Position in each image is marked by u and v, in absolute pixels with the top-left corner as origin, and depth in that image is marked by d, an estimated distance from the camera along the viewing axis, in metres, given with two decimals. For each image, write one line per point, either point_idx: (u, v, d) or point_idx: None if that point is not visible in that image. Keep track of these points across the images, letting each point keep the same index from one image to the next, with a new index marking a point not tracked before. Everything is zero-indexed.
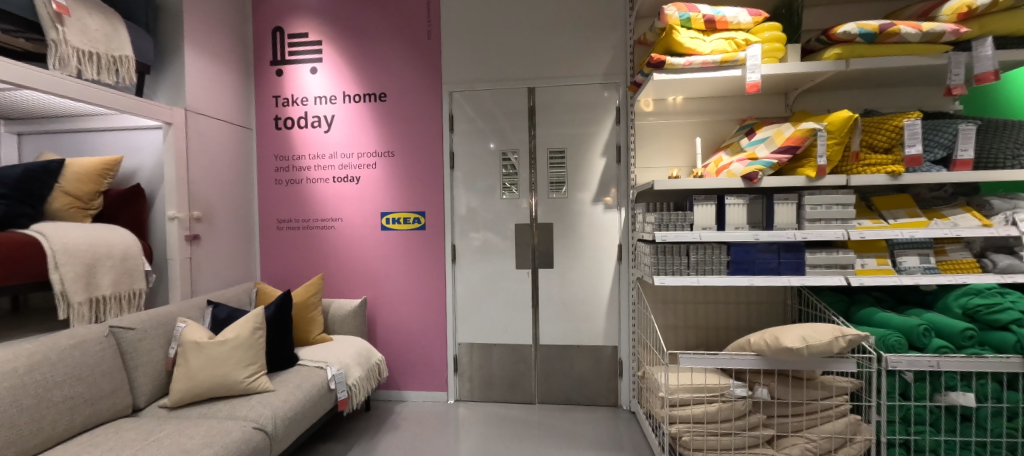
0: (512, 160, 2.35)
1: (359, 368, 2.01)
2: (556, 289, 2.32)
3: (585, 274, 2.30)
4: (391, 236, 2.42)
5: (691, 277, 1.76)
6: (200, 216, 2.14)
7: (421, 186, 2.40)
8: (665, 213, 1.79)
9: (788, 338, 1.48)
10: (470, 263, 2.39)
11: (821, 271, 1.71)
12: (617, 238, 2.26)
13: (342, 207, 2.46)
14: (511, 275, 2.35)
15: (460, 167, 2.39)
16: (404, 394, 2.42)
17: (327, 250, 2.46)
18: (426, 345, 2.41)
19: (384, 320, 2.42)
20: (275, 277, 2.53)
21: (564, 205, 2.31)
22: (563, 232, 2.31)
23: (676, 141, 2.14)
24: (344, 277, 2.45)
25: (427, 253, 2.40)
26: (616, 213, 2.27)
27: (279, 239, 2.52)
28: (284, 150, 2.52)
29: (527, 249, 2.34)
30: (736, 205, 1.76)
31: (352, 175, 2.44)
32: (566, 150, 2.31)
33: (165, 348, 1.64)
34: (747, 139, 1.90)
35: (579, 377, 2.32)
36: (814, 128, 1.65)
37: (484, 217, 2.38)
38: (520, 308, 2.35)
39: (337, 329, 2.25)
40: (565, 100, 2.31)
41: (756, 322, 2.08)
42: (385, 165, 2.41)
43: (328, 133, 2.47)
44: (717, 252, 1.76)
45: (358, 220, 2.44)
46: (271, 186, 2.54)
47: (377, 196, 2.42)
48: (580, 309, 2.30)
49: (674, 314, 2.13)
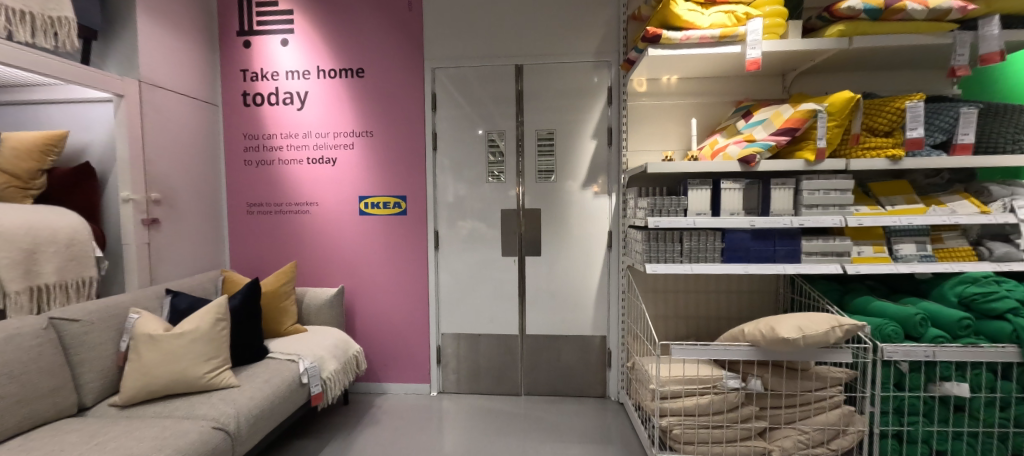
0: (498, 142, 2.23)
1: (335, 361, 1.89)
2: (544, 278, 2.23)
3: (573, 262, 2.21)
4: (370, 222, 2.28)
5: (685, 264, 1.68)
6: (159, 198, 1.97)
7: (403, 169, 2.26)
8: (658, 197, 1.70)
9: (784, 328, 1.41)
10: (454, 251, 2.28)
11: (817, 259, 1.66)
12: (607, 224, 2.17)
13: (316, 190, 2.30)
14: (497, 263, 2.25)
15: (443, 150, 2.26)
16: (385, 387, 2.32)
17: (302, 236, 2.31)
18: (408, 336, 2.31)
19: (363, 309, 2.31)
20: (245, 265, 2.37)
21: (554, 190, 2.21)
22: (552, 218, 2.21)
23: (669, 123, 2.04)
24: (321, 264, 2.31)
25: (408, 239, 2.28)
26: (606, 199, 2.17)
27: (250, 225, 2.36)
28: (253, 129, 2.34)
29: (513, 236, 2.24)
30: (732, 190, 1.68)
31: (328, 157, 2.29)
32: (555, 132, 2.19)
33: (117, 342, 1.50)
34: (743, 121, 1.81)
35: (566, 369, 2.25)
36: (815, 109, 1.57)
37: (469, 202, 2.26)
38: (507, 297, 2.26)
39: (313, 319, 2.13)
40: (555, 79, 2.18)
41: (746, 311, 2.03)
42: (364, 146, 2.26)
43: (301, 111, 2.30)
44: (711, 239, 1.69)
45: (335, 204, 2.30)
46: (240, 167, 2.36)
47: (355, 180, 2.28)
48: (568, 299, 2.22)
49: (665, 304, 2.06)
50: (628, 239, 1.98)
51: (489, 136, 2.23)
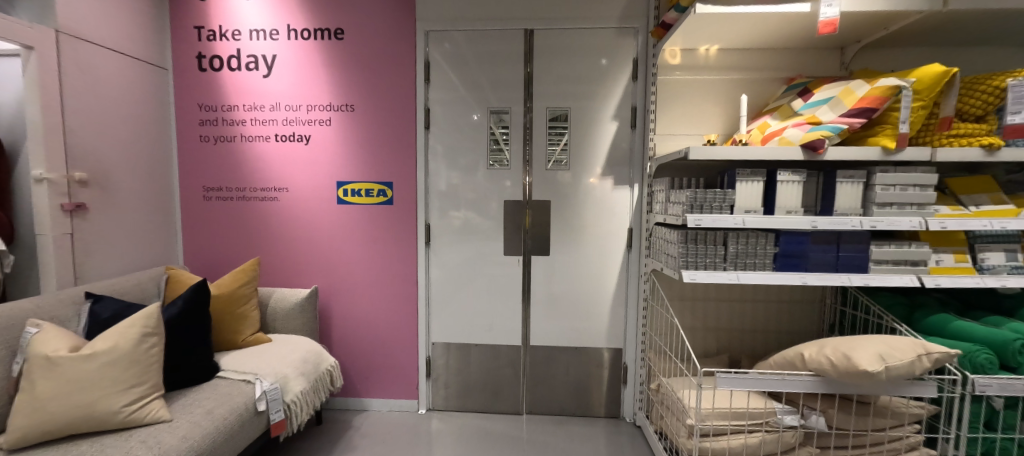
0: (502, 122, 1.89)
1: (304, 380, 1.57)
2: (552, 281, 1.93)
3: (587, 264, 1.91)
4: (349, 213, 1.94)
5: (729, 273, 1.38)
6: (85, 179, 1.60)
7: (390, 151, 1.92)
8: (700, 190, 1.39)
9: (862, 357, 1.13)
10: (449, 249, 1.96)
11: (888, 268, 1.37)
12: (628, 221, 1.87)
13: (286, 173, 1.94)
14: (498, 263, 1.94)
15: (438, 129, 1.92)
16: (365, 403, 2.01)
17: (269, 228, 1.96)
18: (393, 345, 1.99)
19: (340, 314, 1.98)
20: (201, 259, 2.01)
21: (566, 179, 1.89)
22: (563, 213, 1.90)
23: (705, 103, 1.73)
24: (290, 261, 1.96)
25: (395, 233, 1.94)
26: (627, 192, 1.86)
27: (206, 212, 1.99)
28: (209, 99, 1.95)
29: (518, 232, 1.92)
30: (790, 183, 1.37)
31: (300, 134, 1.92)
32: (569, 111, 1.86)
33: (9, 363, 1.16)
34: (801, 101, 1.50)
35: (575, 385, 1.96)
36: (899, 85, 1.27)
37: (466, 191, 1.93)
38: (508, 303, 1.95)
39: (279, 327, 1.79)
40: (571, 48, 1.85)
41: (786, 324, 1.76)
42: (343, 123, 1.91)
43: (268, 78, 1.92)
44: (762, 243, 1.39)
45: (309, 191, 1.94)
46: (193, 144, 1.98)
47: (332, 162, 1.93)
48: (580, 306, 1.93)
49: (693, 314, 1.77)
50: (655, 240, 1.68)
51: (492, 114, 1.89)
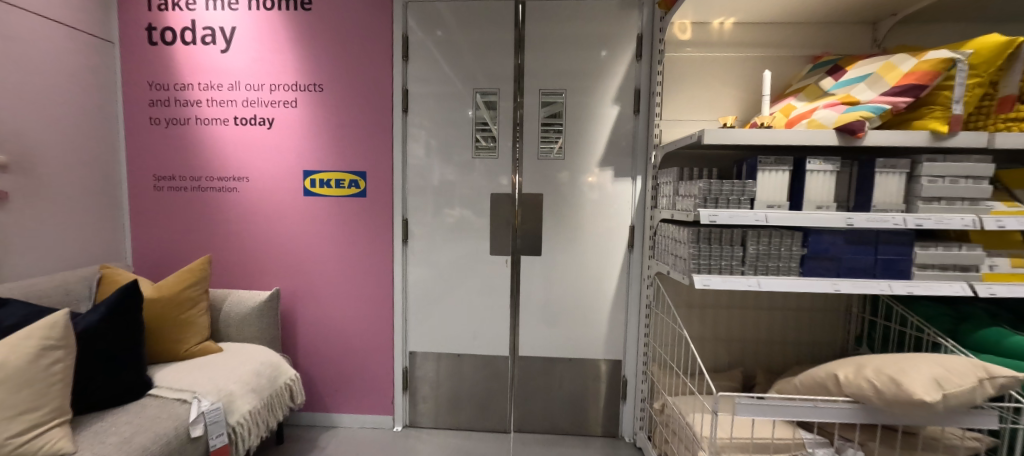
0: (491, 105, 1.68)
1: (255, 398, 1.36)
2: (544, 285, 1.72)
3: (583, 265, 1.71)
4: (318, 206, 1.73)
5: (749, 278, 1.18)
6: (4, 163, 1.38)
7: (363, 137, 1.70)
8: (715, 180, 1.18)
9: (915, 381, 0.93)
10: (429, 247, 1.75)
11: (934, 275, 1.17)
12: (629, 217, 1.67)
13: (246, 161, 1.72)
14: (483, 263, 1.73)
15: (418, 113, 1.71)
16: (335, 418, 1.80)
17: (227, 222, 1.75)
18: (366, 355, 1.78)
19: (307, 319, 1.77)
20: (151, 256, 1.79)
21: (561, 170, 1.68)
22: (557, 208, 1.70)
23: (719, 84, 1.53)
24: (251, 260, 1.75)
25: (368, 230, 1.73)
26: (629, 185, 1.66)
27: (156, 204, 1.77)
28: (160, 76, 1.73)
29: (506, 229, 1.71)
30: (821, 173, 1.17)
31: (262, 117, 1.70)
32: (565, 93, 1.65)
33: None
34: (831, 80, 1.30)
35: (568, 400, 1.76)
36: (953, 57, 1.08)
37: (449, 182, 1.72)
38: (495, 308, 1.74)
39: (233, 334, 1.58)
40: (568, 21, 1.63)
41: (807, 335, 1.56)
42: (311, 105, 1.69)
43: (226, 54, 1.70)
44: (788, 243, 1.18)
45: (271, 181, 1.73)
46: (142, 127, 1.75)
47: (297, 149, 1.71)
48: (574, 312, 1.73)
49: (702, 323, 1.57)
50: (660, 239, 1.47)
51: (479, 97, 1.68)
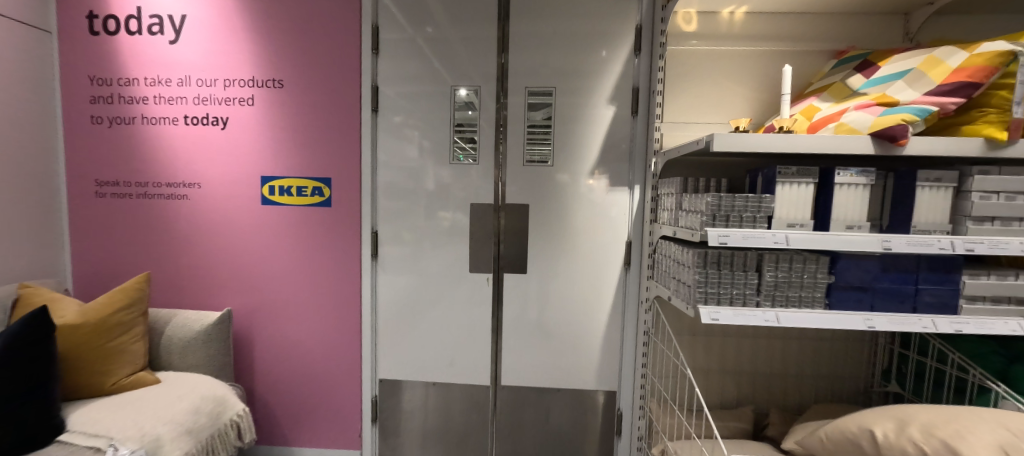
0: (471, 104, 1.49)
1: (189, 440, 1.17)
2: (529, 306, 1.54)
3: (574, 284, 1.52)
4: (277, 216, 1.54)
5: (765, 312, 0.98)
6: None
7: (328, 138, 1.51)
8: (726, 195, 0.99)
9: (973, 449, 0.75)
10: (402, 262, 1.56)
11: (987, 308, 0.98)
12: (626, 231, 1.48)
13: (198, 165, 1.54)
14: (462, 281, 1.54)
15: (389, 112, 1.52)
16: (296, 452, 1.61)
17: (176, 232, 1.56)
18: (331, 382, 1.60)
19: (265, 342, 1.58)
20: (93, 270, 1.61)
21: (550, 178, 1.50)
22: (546, 220, 1.51)
23: (728, 82, 1.34)
24: (203, 275, 1.56)
25: (333, 243, 1.54)
26: (625, 195, 1.47)
27: (98, 212, 1.59)
28: (103, 70, 1.55)
29: (487, 244, 1.52)
30: (852, 187, 0.98)
31: (215, 116, 1.52)
32: (555, 91, 1.47)
33: None
34: (861, 77, 1.12)
35: (557, 435, 1.57)
36: (1016, 48, 0.89)
37: (424, 190, 1.53)
38: (475, 332, 1.56)
39: (176, 362, 1.40)
40: (558, 10, 1.45)
41: (826, 368, 1.37)
42: (270, 102, 1.51)
43: (175, 45, 1.51)
44: (811, 270, 0.99)
45: (225, 187, 1.54)
46: (83, 125, 1.57)
47: (254, 152, 1.52)
48: (563, 336, 1.54)
49: (707, 353, 1.38)
50: (661, 258, 1.28)
51: (457, 95, 1.49)
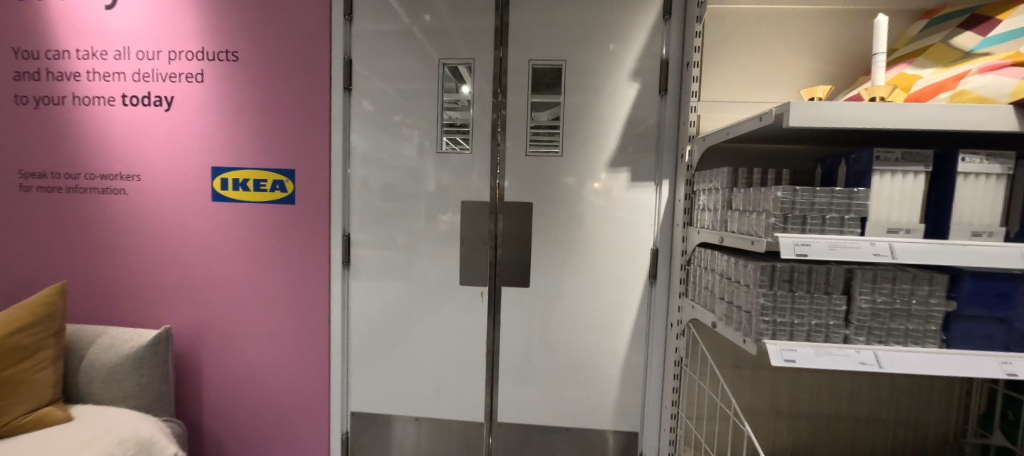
0: (463, 81, 1.23)
1: None
2: (533, 327, 1.27)
3: (586, 301, 1.25)
4: (227, 215, 1.28)
5: (860, 351, 0.71)
6: None
7: (291, 123, 1.25)
8: (803, 188, 0.72)
9: None
10: (378, 272, 1.29)
11: None
12: (651, 237, 1.21)
13: (136, 154, 1.28)
14: (451, 295, 1.28)
15: (364, 90, 1.26)
16: None
17: (109, 233, 1.30)
18: (293, 415, 1.33)
19: (214, 367, 1.31)
20: (16, 278, 1.36)
21: (558, 171, 1.23)
22: (553, 222, 1.24)
23: (783, 52, 1.07)
24: (140, 286, 1.30)
25: (295, 247, 1.28)
26: (649, 192, 1.20)
27: (22, 208, 1.34)
28: (29, 40, 1.31)
29: (481, 250, 1.26)
30: (980, 178, 0.71)
31: (158, 95, 1.27)
32: (566, 65, 1.20)
33: None
34: (975, 35, 0.84)
35: None
36: None
37: (406, 185, 1.26)
38: (466, 357, 1.29)
39: (97, 393, 1.14)
40: None
41: (905, 412, 1.09)
42: (222, 78, 1.25)
43: (113, 11, 1.27)
44: (920, 294, 0.72)
45: (168, 180, 1.28)
46: (5, 106, 1.33)
47: (202, 137, 1.27)
48: (573, 364, 1.27)
49: (754, 391, 1.10)
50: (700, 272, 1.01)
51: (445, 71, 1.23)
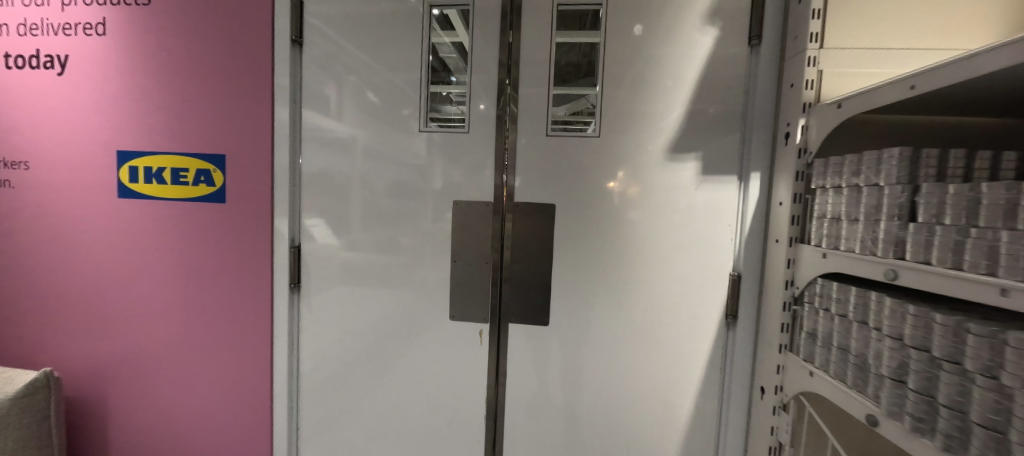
0: (460, 32, 0.87)
1: None
2: (554, 380, 0.90)
3: (633, 344, 0.87)
4: (140, 216, 0.94)
5: None
6: None
7: (222, 89, 0.90)
8: None
9: None
10: (345, 296, 0.94)
11: None
12: (731, 256, 0.83)
13: (22, 132, 0.95)
14: (440, 333, 0.91)
15: (324, 45, 0.91)
16: None
17: None
18: None
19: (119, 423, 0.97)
20: None
21: (596, 158, 0.85)
22: (586, 231, 0.87)
23: None
24: (28, 310, 0.97)
25: (226, 263, 0.92)
26: (731, 189, 0.82)
27: None
28: None
29: (485, 270, 0.89)
30: None
31: (50, 53, 0.94)
32: (604, 32, 0.84)
33: None
34: None
35: None
36: None
37: (381, 176, 0.91)
38: (461, 419, 0.92)
39: None
40: None
41: None
42: (131, 29, 0.91)
43: None
44: None
45: (58, 168, 0.94)
46: None
47: (106, 109, 0.93)
48: (613, 431, 0.89)
49: None
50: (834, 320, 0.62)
51: (443, 49, 0.88)
